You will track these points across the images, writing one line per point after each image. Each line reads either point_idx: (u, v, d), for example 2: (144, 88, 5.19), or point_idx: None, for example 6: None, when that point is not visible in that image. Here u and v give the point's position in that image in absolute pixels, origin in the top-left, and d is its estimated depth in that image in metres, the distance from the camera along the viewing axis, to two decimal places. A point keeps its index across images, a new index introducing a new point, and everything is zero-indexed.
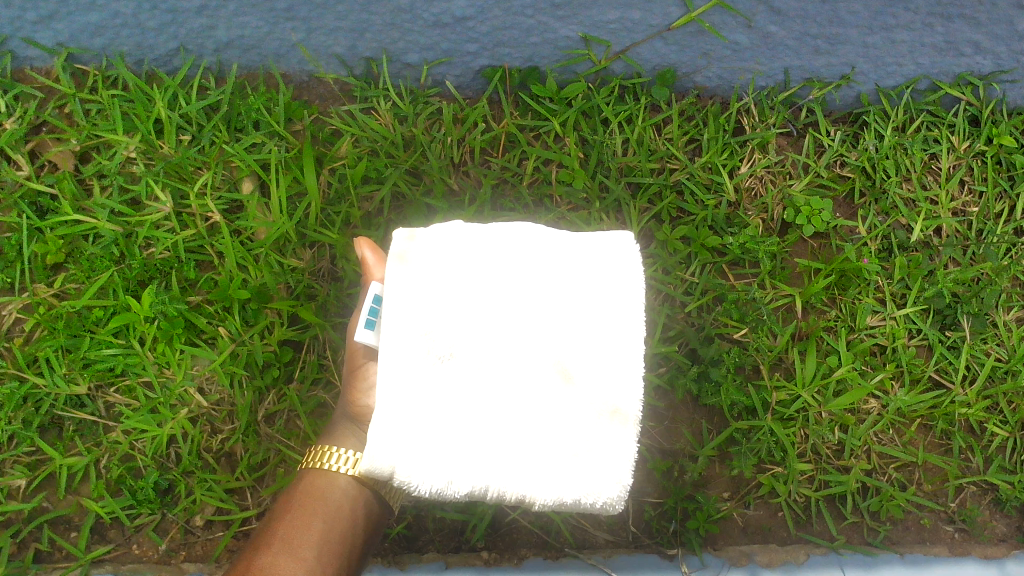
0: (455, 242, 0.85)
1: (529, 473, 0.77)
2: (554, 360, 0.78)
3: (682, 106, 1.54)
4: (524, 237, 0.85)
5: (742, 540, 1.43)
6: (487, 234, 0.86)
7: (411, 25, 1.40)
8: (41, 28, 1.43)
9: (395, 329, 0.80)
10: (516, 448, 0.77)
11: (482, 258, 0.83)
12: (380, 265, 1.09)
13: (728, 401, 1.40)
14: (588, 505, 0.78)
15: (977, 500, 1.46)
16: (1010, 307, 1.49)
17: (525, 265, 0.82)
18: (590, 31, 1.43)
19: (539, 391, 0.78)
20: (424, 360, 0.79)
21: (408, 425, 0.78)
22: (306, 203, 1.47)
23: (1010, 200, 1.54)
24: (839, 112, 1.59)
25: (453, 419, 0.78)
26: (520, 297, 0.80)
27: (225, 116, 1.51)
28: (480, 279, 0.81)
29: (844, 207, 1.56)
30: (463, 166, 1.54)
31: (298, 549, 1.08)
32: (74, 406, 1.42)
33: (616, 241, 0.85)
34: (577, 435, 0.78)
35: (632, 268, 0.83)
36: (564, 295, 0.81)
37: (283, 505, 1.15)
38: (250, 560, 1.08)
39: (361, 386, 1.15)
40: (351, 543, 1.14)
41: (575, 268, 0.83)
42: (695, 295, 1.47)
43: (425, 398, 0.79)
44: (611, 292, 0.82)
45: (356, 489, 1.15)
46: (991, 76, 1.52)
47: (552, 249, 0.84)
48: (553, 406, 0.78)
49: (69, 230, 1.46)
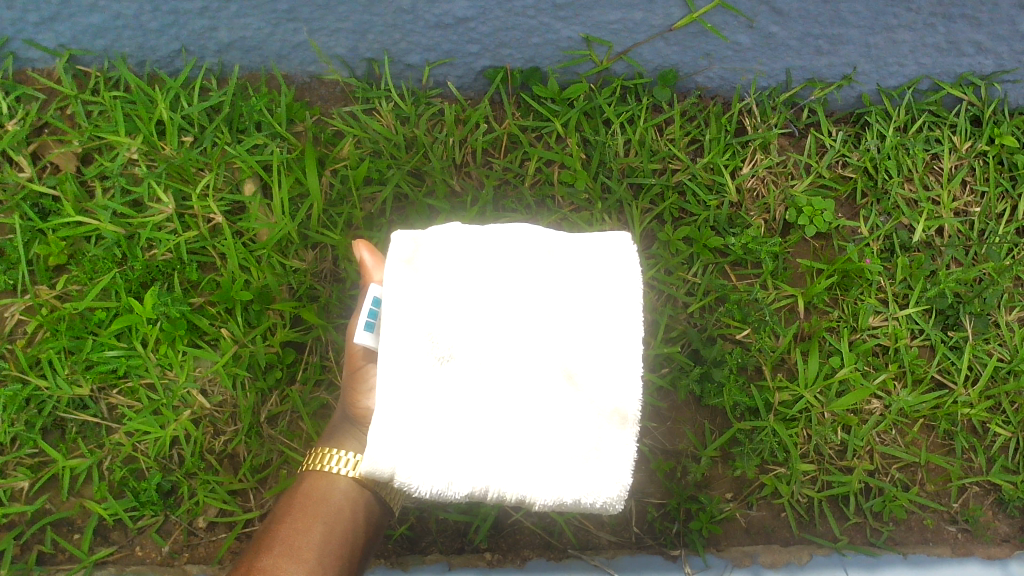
0: (456, 244, 0.85)
1: (530, 473, 0.77)
2: (556, 361, 0.78)
3: (683, 106, 1.54)
4: (524, 238, 0.86)
5: (745, 541, 1.43)
6: (487, 236, 0.86)
7: (413, 26, 1.41)
8: (43, 30, 1.43)
9: (397, 329, 0.80)
10: (516, 449, 0.77)
11: (483, 259, 0.83)
12: (379, 268, 1.09)
13: (731, 401, 1.41)
14: (588, 505, 0.78)
15: (979, 501, 1.46)
16: (1012, 307, 1.49)
17: (524, 267, 0.82)
18: (592, 31, 1.43)
19: (541, 392, 0.78)
20: (424, 361, 0.79)
21: (408, 426, 0.79)
22: (308, 204, 1.47)
23: (1012, 200, 1.54)
24: (840, 112, 1.59)
25: (455, 421, 0.78)
26: (521, 297, 0.80)
27: (227, 117, 1.51)
28: (482, 280, 0.81)
29: (846, 207, 1.56)
30: (465, 167, 1.53)
31: (300, 552, 1.08)
32: (76, 407, 1.42)
33: (616, 242, 0.85)
34: (579, 437, 0.78)
35: (632, 269, 0.83)
36: (565, 296, 0.81)
37: (283, 507, 1.15)
38: (251, 561, 1.08)
39: (361, 388, 1.16)
40: (351, 545, 1.14)
41: (575, 268, 0.83)
42: (697, 296, 1.47)
43: (427, 400, 0.79)
44: (610, 294, 0.81)
45: (355, 492, 1.15)
46: (993, 76, 1.52)
47: (552, 252, 0.84)
48: (555, 408, 0.78)
49: (71, 231, 1.46)
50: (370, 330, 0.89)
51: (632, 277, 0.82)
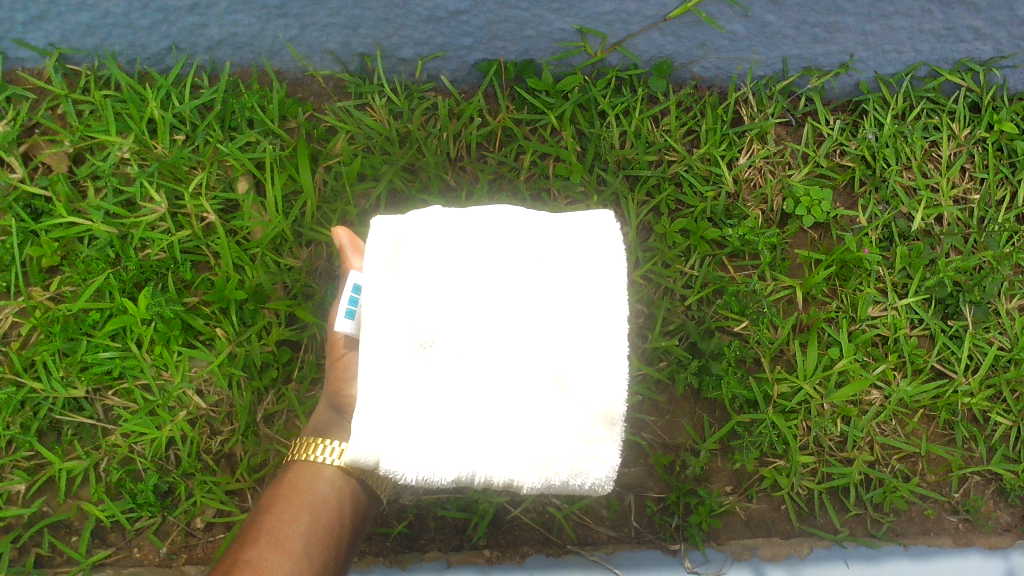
0: (438, 229, 0.84)
1: (514, 457, 0.76)
2: (541, 345, 0.76)
3: (679, 97, 1.52)
4: (505, 221, 0.85)
5: (745, 534, 1.42)
6: (469, 220, 0.85)
7: (405, 20, 1.39)
8: (32, 29, 1.42)
9: (379, 317, 0.79)
10: (500, 433, 0.76)
11: (465, 244, 0.82)
12: (355, 252, 1.09)
13: (729, 394, 1.39)
14: (577, 485, 0.79)
15: (981, 490, 1.44)
16: (1013, 295, 1.48)
17: (506, 250, 0.81)
18: (585, 23, 1.42)
19: (524, 376, 0.76)
20: (406, 348, 0.78)
21: (392, 415, 0.78)
22: (302, 201, 1.46)
23: (1011, 186, 1.53)
24: (838, 100, 1.57)
25: (437, 408, 0.77)
26: (504, 279, 0.79)
27: (218, 115, 1.49)
28: (459, 261, 0.80)
29: (844, 197, 1.55)
30: (460, 162, 1.52)
31: (285, 542, 1.08)
32: (73, 409, 1.42)
33: (598, 222, 0.84)
34: (561, 414, 0.76)
35: (615, 248, 0.82)
36: (547, 276, 0.79)
37: (268, 499, 1.15)
38: (237, 555, 1.07)
39: (343, 375, 1.15)
40: (338, 534, 1.14)
41: (557, 251, 0.81)
42: (695, 288, 1.46)
43: (408, 388, 0.78)
44: (593, 274, 0.80)
45: (341, 480, 1.16)
46: (991, 61, 1.51)
47: (534, 234, 0.83)
48: (538, 394, 0.76)
49: (64, 232, 1.45)
50: (350, 317, 0.88)
51: (615, 257, 0.81)
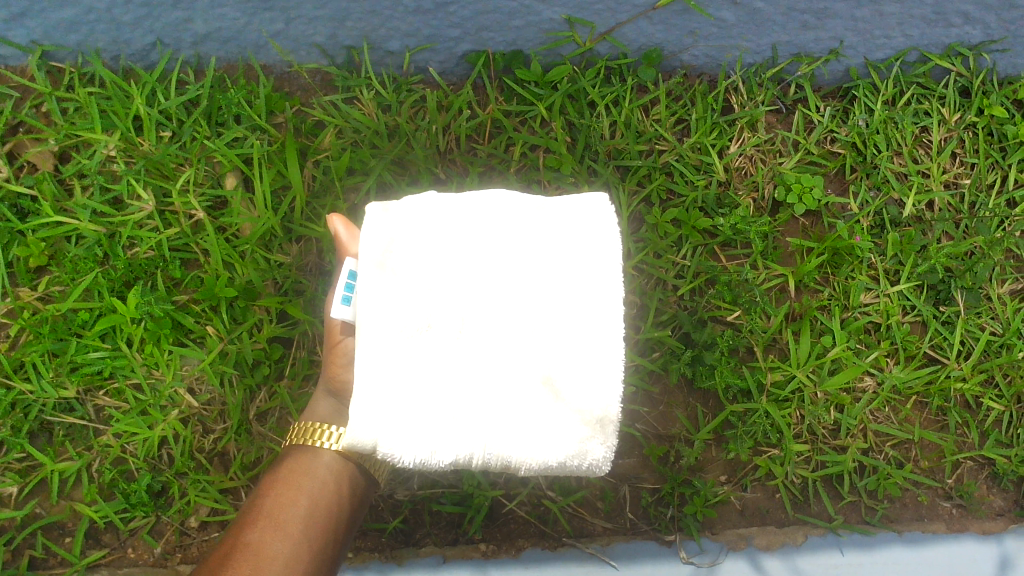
0: (434, 213, 0.84)
1: (510, 440, 0.76)
2: (536, 325, 0.76)
3: (669, 86, 1.52)
4: (501, 202, 0.84)
5: (740, 523, 1.42)
6: (465, 202, 0.85)
7: (393, 11, 1.38)
8: (14, 26, 1.40)
9: (377, 301, 0.80)
10: (494, 415, 0.76)
11: (458, 224, 0.82)
12: (354, 240, 1.08)
13: (723, 383, 1.39)
14: (578, 466, 0.77)
15: (974, 476, 1.45)
16: (1004, 280, 1.49)
17: (501, 232, 0.81)
18: (574, 13, 1.41)
19: (519, 357, 0.75)
20: (402, 331, 0.79)
21: (389, 398, 0.78)
22: (290, 197, 1.45)
23: (1003, 170, 1.53)
24: (828, 87, 1.57)
25: (430, 386, 0.77)
26: (499, 260, 0.78)
27: (205, 111, 1.48)
28: (453, 245, 0.80)
29: (836, 183, 1.55)
30: (449, 154, 1.51)
31: (285, 525, 1.09)
32: (63, 410, 1.40)
33: (596, 202, 0.82)
34: (558, 394, 0.75)
35: (611, 225, 0.81)
36: (541, 257, 0.78)
37: (268, 481, 1.16)
38: (238, 536, 1.09)
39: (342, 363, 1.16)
40: (338, 516, 1.15)
41: (552, 235, 0.81)
42: (687, 278, 1.46)
43: (406, 375, 0.78)
44: (588, 254, 0.79)
45: (339, 462, 1.17)
46: (981, 46, 1.51)
47: (530, 215, 0.83)
48: (530, 367, 0.75)
49: (51, 232, 1.44)
50: (349, 303, 0.88)
51: (611, 237, 0.80)
